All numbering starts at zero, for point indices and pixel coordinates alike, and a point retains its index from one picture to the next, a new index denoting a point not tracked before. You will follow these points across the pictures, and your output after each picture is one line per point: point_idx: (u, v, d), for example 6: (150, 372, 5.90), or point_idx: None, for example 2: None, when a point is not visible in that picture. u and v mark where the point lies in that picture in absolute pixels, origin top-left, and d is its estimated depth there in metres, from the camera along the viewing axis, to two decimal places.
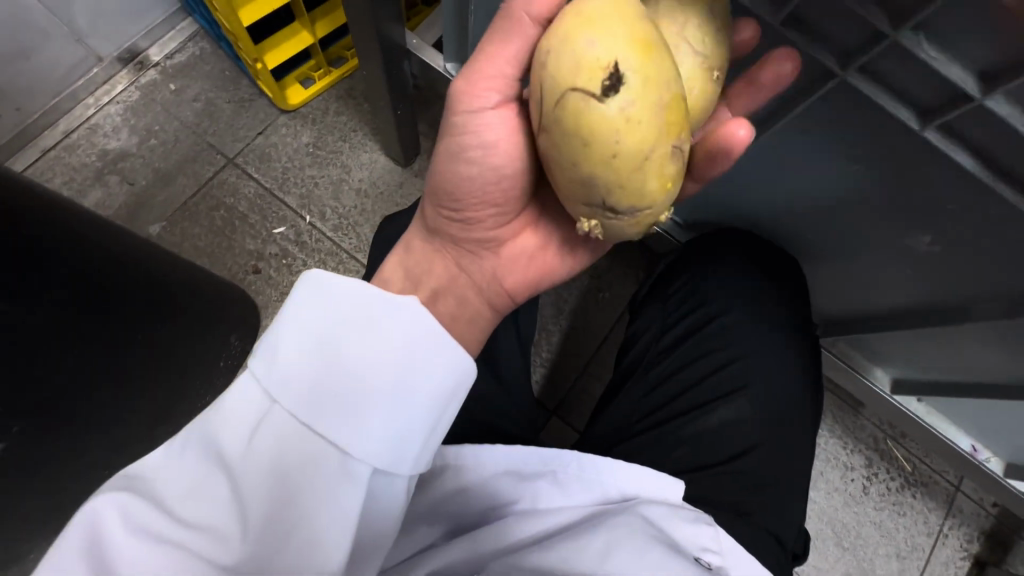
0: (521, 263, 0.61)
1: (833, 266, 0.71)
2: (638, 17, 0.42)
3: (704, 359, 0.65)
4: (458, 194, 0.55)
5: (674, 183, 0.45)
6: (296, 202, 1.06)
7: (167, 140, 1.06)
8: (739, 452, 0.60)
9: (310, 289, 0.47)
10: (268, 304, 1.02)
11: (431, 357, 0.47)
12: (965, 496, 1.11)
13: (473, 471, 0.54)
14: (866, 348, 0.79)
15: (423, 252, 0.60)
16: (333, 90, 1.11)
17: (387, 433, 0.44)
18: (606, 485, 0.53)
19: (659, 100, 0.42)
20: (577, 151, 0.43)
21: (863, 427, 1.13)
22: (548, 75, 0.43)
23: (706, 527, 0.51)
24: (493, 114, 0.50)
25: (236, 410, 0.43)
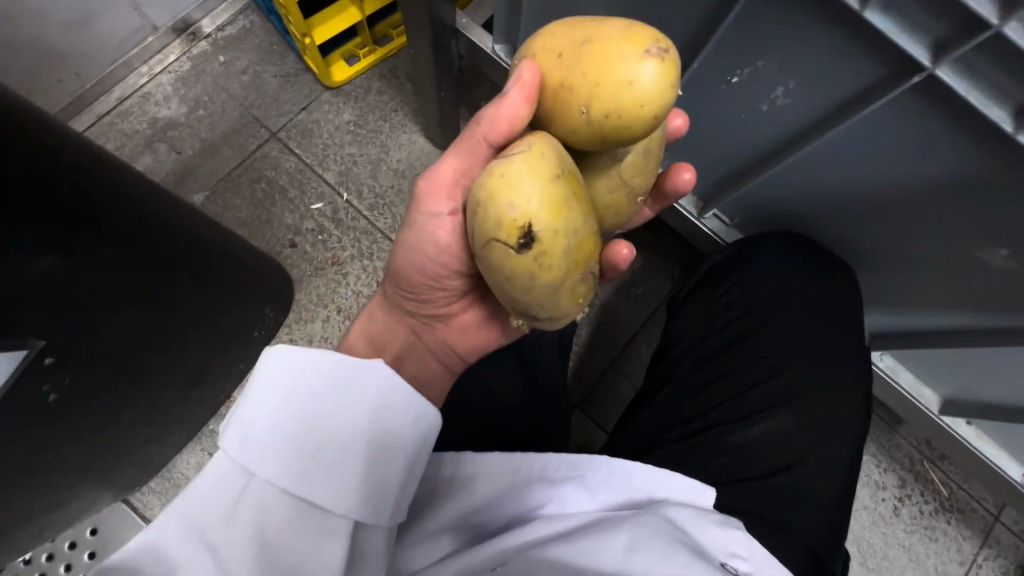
0: (469, 335, 0.65)
1: (890, 275, 0.67)
2: (554, 172, 0.45)
3: (750, 368, 0.62)
4: (413, 279, 0.59)
5: (583, 299, 0.51)
6: (334, 179, 1.07)
7: (215, 111, 1.08)
8: (781, 467, 0.58)
9: (275, 362, 0.47)
10: (302, 278, 1.03)
11: (399, 417, 0.48)
12: (1003, 527, 1.06)
13: (499, 479, 0.52)
14: (916, 364, 0.75)
15: (383, 319, 0.64)
16: (376, 69, 1.11)
17: (365, 491, 0.45)
18: (632, 489, 0.52)
19: (567, 247, 0.46)
20: (502, 283, 0.48)
21: (899, 446, 1.09)
22: (476, 221, 0.46)
23: (734, 532, 0.49)
24: (449, 219, 0.54)
25: (215, 486, 0.43)
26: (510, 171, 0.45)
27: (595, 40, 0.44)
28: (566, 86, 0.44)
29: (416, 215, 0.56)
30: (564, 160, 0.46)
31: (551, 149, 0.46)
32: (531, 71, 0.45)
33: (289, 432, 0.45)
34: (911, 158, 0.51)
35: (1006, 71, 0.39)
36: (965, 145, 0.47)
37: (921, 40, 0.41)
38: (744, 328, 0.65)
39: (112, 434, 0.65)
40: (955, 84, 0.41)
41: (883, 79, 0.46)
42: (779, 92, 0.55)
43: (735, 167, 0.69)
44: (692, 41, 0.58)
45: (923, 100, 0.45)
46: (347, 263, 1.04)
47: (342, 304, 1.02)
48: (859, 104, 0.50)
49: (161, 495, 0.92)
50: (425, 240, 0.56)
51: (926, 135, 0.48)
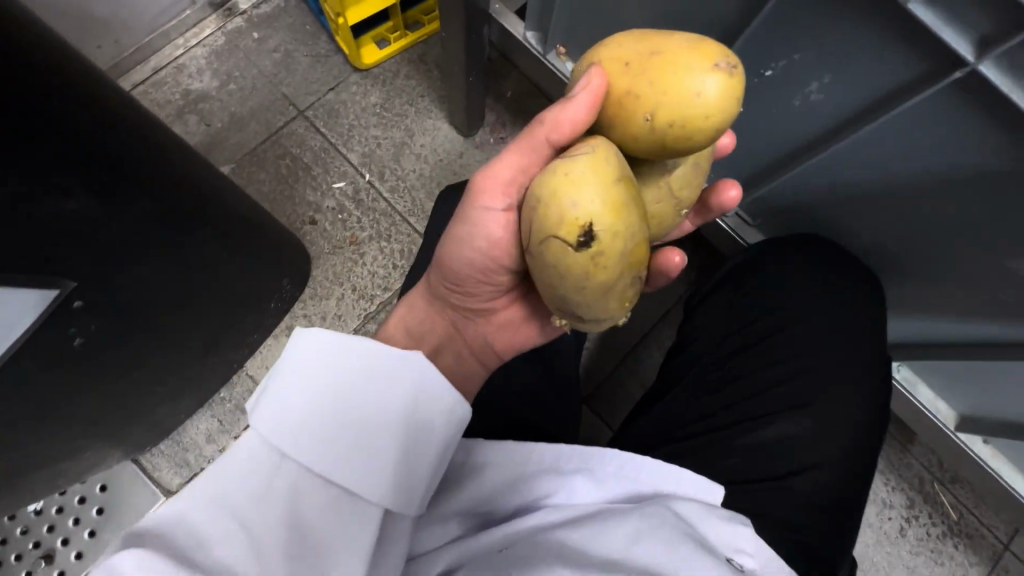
0: (507, 331, 0.65)
1: (916, 283, 0.66)
2: (616, 175, 0.45)
3: (766, 369, 0.62)
4: (460, 273, 0.59)
5: (630, 303, 0.51)
6: (357, 160, 1.08)
7: (246, 86, 1.10)
8: (791, 470, 0.57)
9: (316, 344, 0.48)
10: (319, 256, 1.04)
11: (436, 408, 0.50)
12: (1013, 556, 1.04)
13: (508, 468, 0.52)
14: (935, 378, 0.74)
15: (424, 312, 0.64)
16: (406, 54, 1.12)
17: (395, 475, 0.47)
18: (640, 484, 0.52)
19: (623, 250, 0.46)
20: (554, 279, 0.48)
21: (909, 465, 1.07)
22: (535, 218, 0.47)
23: (741, 528, 0.49)
24: (502, 215, 0.54)
25: (247, 466, 0.44)
26: (573, 171, 0.45)
27: (664, 50, 0.44)
28: (632, 93, 0.44)
29: (469, 210, 0.56)
30: (625, 166, 0.47)
31: (613, 153, 0.46)
32: (600, 79, 0.45)
33: (331, 416, 0.46)
34: (947, 158, 0.50)
35: None
36: (1003, 149, 0.46)
37: (965, 34, 0.41)
38: (763, 329, 0.64)
39: (128, 388, 0.66)
40: (998, 81, 0.40)
41: (922, 77, 0.46)
42: (813, 87, 0.54)
43: (762, 164, 0.68)
44: (727, 33, 0.57)
45: (961, 98, 0.45)
46: (365, 244, 1.05)
47: (357, 283, 1.04)
48: (894, 101, 0.49)
49: (170, 458, 0.93)
50: (477, 235, 0.55)
51: (965, 136, 0.47)
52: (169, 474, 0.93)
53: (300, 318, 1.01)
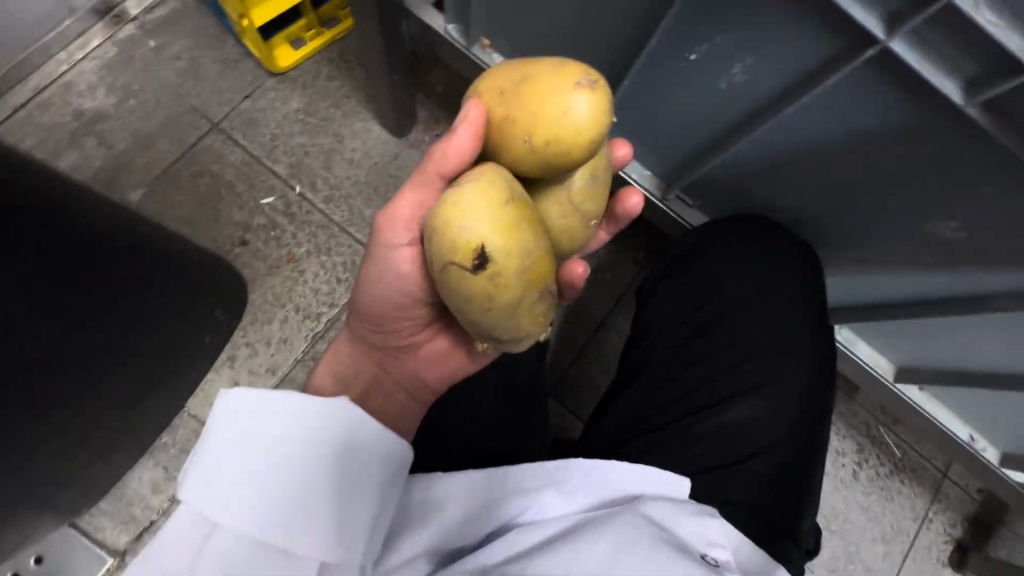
0: (437, 362, 0.63)
1: (848, 249, 0.68)
2: (504, 197, 0.45)
3: (717, 357, 0.62)
4: (377, 313, 0.58)
5: (545, 320, 0.50)
6: (285, 172, 1.01)
7: (148, 101, 1.00)
8: (751, 453, 0.58)
9: (232, 403, 0.46)
10: (255, 278, 0.98)
11: (370, 451, 0.48)
12: (951, 482, 1.14)
13: (475, 495, 0.51)
14: (871, 335, 0.78)
15: (351, 354, 0.63)
16: (324, 53, 1.05)
17: (333, 533, 0.43)
18: (608, 486, 0.53)
19: (522, 267, 0.45)
20: (464, 306, 0.47)
21: (856, 413, 1.14)
22: (432, 249, 0.46)
23: (709, 520, 0.50)
24: (408, 249, 0.53)
25: (180, 538, 0.42)
26: (460, 198, 0.45)
27: (533, 77, 0.46)
28: (508, 119, 0.46)
29: (374, 250, 0.55)
30: (515, 187, 0.47)
31: (501, 176, 0.46)
32: (477, 109, 0.47)
33: (257, 480, 0.44)
34: (868, 132, 0.52)
35: (953, 42, 0.40)
36: (919, 124, 0.48)
37: (874, 13, 0.42)
38: (711, 316, 0.65)
39: (47, 455, 0.60)
40: (910, 57, 0.42)
41: (839, 54, 0.47)
42: (736, 68, 0.54)
43: (698, 146, 0.67)
44: (646, 19, 0.56)
45: (876, 74, 0.46)
46: (304, 260, 0.99)
47: (301, 303, 0.98)
48: (814, 82, 0.49)
49: (114, 515, 0.86)
50: (384, 275, 0.55)
51: (884, 110, 0.49)
52: (114, 532, 0.86)
53: (241, 347, 0.95)
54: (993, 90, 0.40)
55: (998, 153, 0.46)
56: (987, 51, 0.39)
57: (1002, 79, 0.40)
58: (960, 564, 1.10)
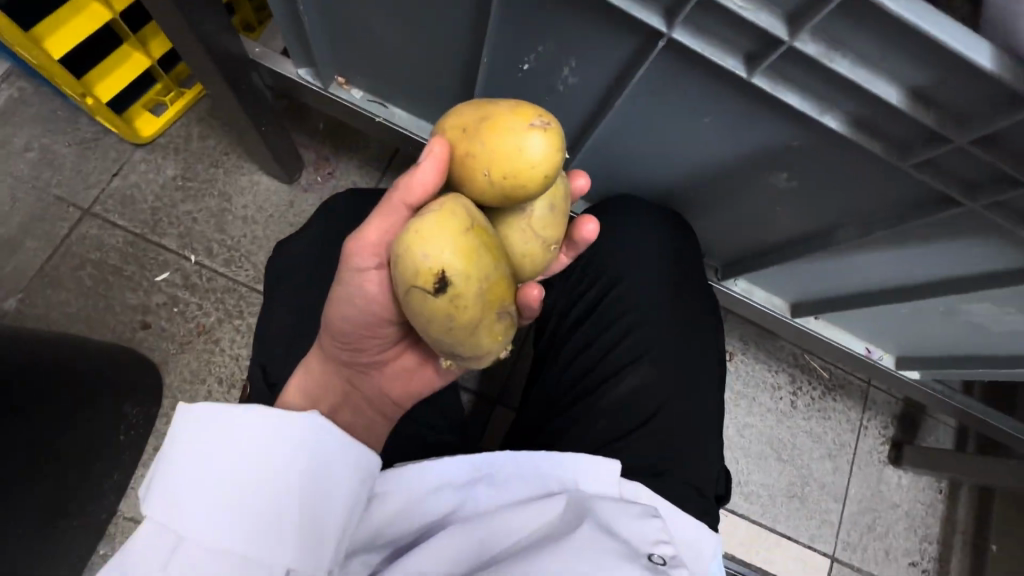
0: (404, 380, 0.62)
1: (717, 213, 0.73)
2: (465, 224, 0.45)
3: (606, 332, 0.66)
4: (347, 334, 0.55)
5: (505, 337, 0.51)
6: (175, 243, 0.97)
7: (3, 201, 0.93)
8: (646, 419, 0.62)
9: (199, 416, 0.45)
10: (167, 359, 0.93)
11: (342, 466, 0.48)
12: (876, 389, 1.24)
13: (405, 499, 0.52)
14: (762, 281, 0.84)
15: (320, 372, 0.58)
16: (190, 113, 1.01)
17: (303, 544, 0.44)
18: (547, 479, 0.54)
19: (480, 291, 0.46)
20: (428, 326, 0.47)
21: (782, 347, 1.22)
22: (396, 271, 0.46)
23: (653, 520, 0.52)
24: (376, 273, 0.51)
25: (143, 554, 0.41)
26: (424, 226, 0.44)
27: (493, 114, 0.46)
28: (470, 154, 0.46)
29: (343, 269, 0.52)
30: (475, 214, 0.46)
31: (462, 205, 0.46)
32: (441, 145, 0.46)
33: (225, 497, 0.43)
34: (694, 108, 0.56)
35: (717, 19, 0.45)
36: (728, 97, 0.52)
37: (653, 10, 0.46)
38: (598, 293, 0.69)
39: None
40: (691, 42, 0.47)
41: (643, 48, 0.51)
42: (566, 72, 0.58)
43: (566, 142, 0.70)
44: (476, 35, 0.58)
45: (679, 61, 0.50)
46: (216, 329, 0.95)
47: (222, 373, 0.93)
48: (631, 72, 0.53)
49: None
50: (353, 296, 0.53)
51: (698, 90, 0.53)
52: None
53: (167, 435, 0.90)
54: (764, 61, 0.46)
55: (795, 113, 0.51)
56: (752, 29, 0.45)
57: (768, 51, 0.45)
58: (898, 460, 1.21)
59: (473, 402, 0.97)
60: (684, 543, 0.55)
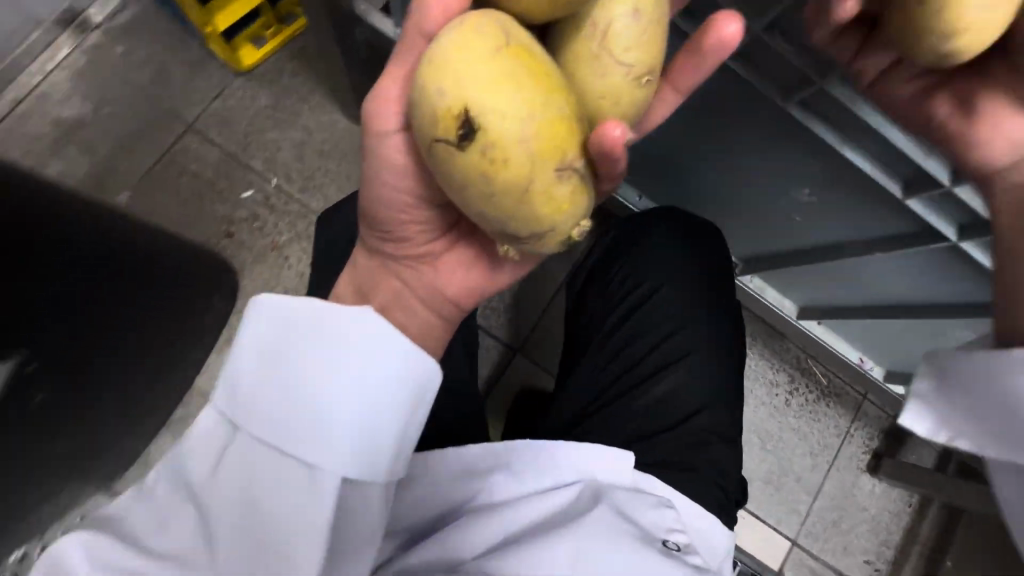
0: (458, 276, 0.63)
1: (744, 213, 0.86)
2: (494, 48, 0.44)
3: (648, 334, 0.80)
4: (382, 215, 0.58)
5: (567, 206, 0.47)
6: (260, 166, 1.10)
7: (122, 107, 1.07)
8: (689, 412, 0.77)
9: (264, 317, 0.52)
10: (244, 266, 1.07)
11: (381, 368, 0.51)
12: (871, 403, 1.32)
13: (430, 477, 0.63)
14: (775, 281, 0.94)
15: (369, 269, 0.63)
16: (285, 49, 1.11)
17: (345, 446, 0.49)
18: (562, 468, 0.63)
19: (522, 135, 0.44)
20: (463, 179, 0.46)
21: (787, 349, 1.30)
22: (417, 122, 0.46)
23: (667, 512, 0.63)
24: (396, 135, 0.53)
25: (207, 436, 0.50)
26: (437, 55, 0.44)
27: None
28: None
29: (369, 142, 0.55)
30: (507, 32, 0.45)
31: (490, 21, 0.45)
32: None
33: (280, 390, 0.49)
34: None
35: (769, 55, 0.62)
36: None
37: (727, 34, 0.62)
38: (639, 299, 0.82)
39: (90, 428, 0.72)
40: (743, 69, 0.64)
41: None
42: None
43: None
44: None
45: None
46: (287, 247, 1.08)
47: (288, 285, 1.07)
48: None
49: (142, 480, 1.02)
50: (380, 166, 0.55)
51: None
52: None
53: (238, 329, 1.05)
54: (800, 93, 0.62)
55: None
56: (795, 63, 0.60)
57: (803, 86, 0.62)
58: (875, 469, 1.30)
59: (497, 348, 1.09)
60: (694, 532, 0.67)
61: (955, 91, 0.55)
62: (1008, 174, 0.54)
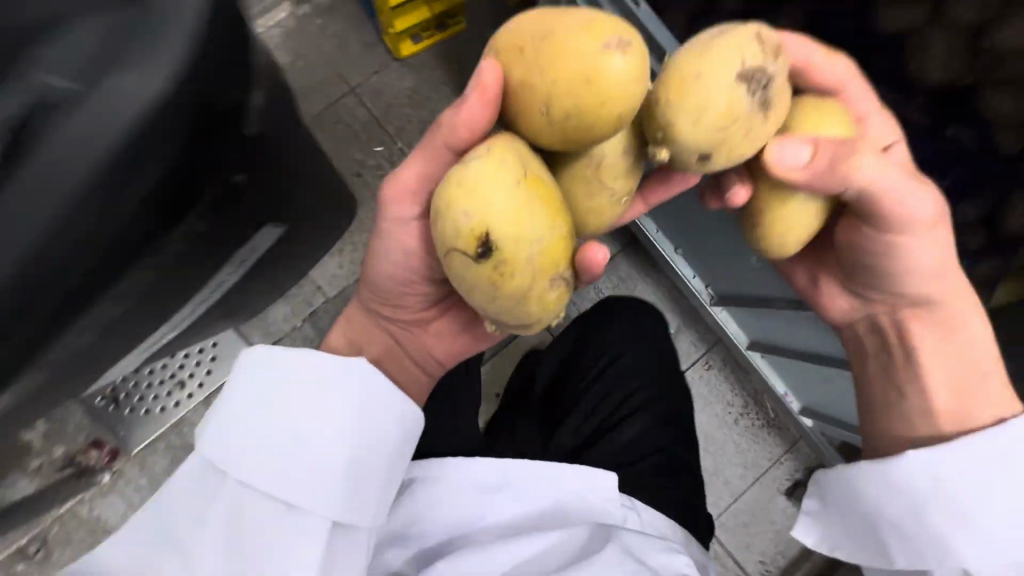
0: (444, 338, 0.93)
1: (726, 261, 1.18)
2: (509, 183, 0.61)
3: (612, 398, 1.28)
4: (387, 287, 0.84)
5: (552, 301, 0.67)
6: (393, 130, 1.46)
7: (311, 63, 1.46)
8: (644, 452, 1.19)
9: (252, 373, 0.73)
10: (363, 200, 1.45)
11: (349, 411, 0.73)
12: (805, 442, 1.60)
13: (449, 485, 0.91)
14: (737, 317, 1.26)
15: (369, 329, 0.89)
16: (433, 49, 1.48)
17: (318, 483, 0.69)
18: (551, 492, 0.95)
19: (528, 255, 0.62)
20: (477, 278, 0.63)
21: (749, 379, 1.61)
22: (442, 233, 0.63)
23: (676, 559, 0.90)
24: (413, 223, 0.76)
25: (202, 480, 0.70)
26: (466, 181, 0.61)
27: (549, 39, 0.61)
28: (526, 87, 0.62)
29: (387, 222, 0.78)
30: (519, 165, 0.62)
31: (507, 155, 0.62)
32: (490, 77, 0.63)
33: (263, 441, 0.69)
34: None
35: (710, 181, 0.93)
36: None
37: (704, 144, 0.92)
38: (608, 372, 1.31)
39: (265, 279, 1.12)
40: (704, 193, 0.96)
41: None
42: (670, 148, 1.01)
43: None
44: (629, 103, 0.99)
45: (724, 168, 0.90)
46: None
47: None
48: None
49: (260, 329, 1.46)
50: (394, 249, 0.78)
51: None
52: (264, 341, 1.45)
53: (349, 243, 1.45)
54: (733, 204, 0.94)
55: None
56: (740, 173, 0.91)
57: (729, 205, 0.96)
58: (791, 494, 1.59)
59: None
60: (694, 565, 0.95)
61: (811, 268, 0.90)
62: (847, 328, 0.89)
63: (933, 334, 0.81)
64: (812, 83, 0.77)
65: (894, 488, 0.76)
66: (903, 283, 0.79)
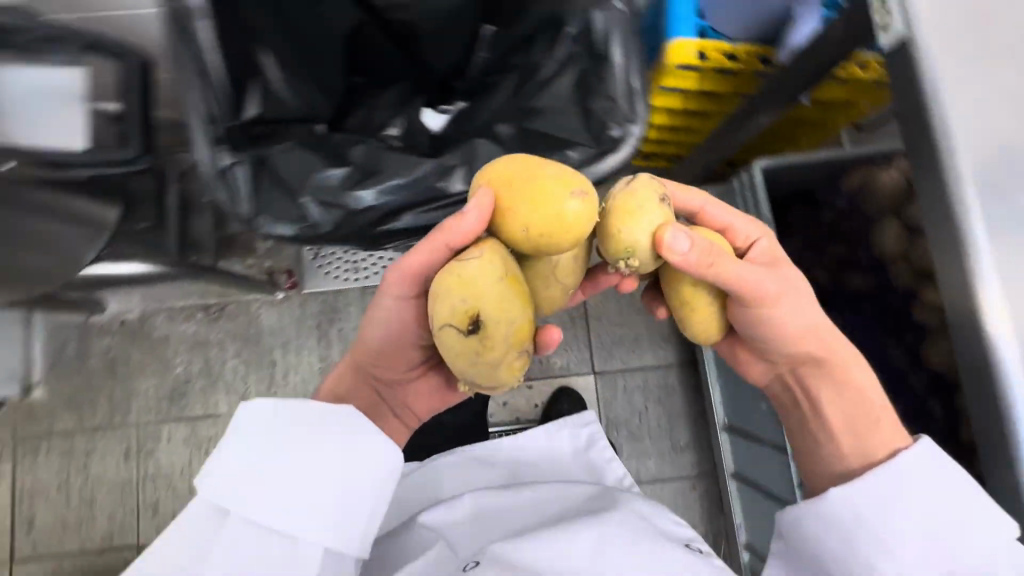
0: (426, 395, 1.11)
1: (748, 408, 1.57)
2: (498, 278, 0.74)
3: None
4: (380, 350, 1.00)
5: (519, 369, 0.80)
6: None
7: None
8: None
9: (251, 417, 0.83)
10: None
11: (342, 448, 0.84)
12: None
13: (457, 462, 1.28)
14: (735, 449, 1.65)
15: (355, 386, 1.03)
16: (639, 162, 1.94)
17: (312, 506, 0.80)
18: (536, 466, 1.28)
19: (507, 334, 0.75)
20: (463, 349, 0.76)
21: (721, 521, 1.86)
22: (439, 313, 0.76)
23: (686, 531, 1.02)
24: (411, 298, 0.92)
25: (212, 518, 0.80)
26: (463, 274, 0.75)
27: (541, 177, 0.75)
28: (512, 208, 0.75)
29: (386, 296, 0.94)
30: (505, 266, 0.76)
31: (496, 256, 0.75)
32: (488, 195, 0.76)
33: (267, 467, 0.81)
34: None
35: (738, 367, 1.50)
36: None
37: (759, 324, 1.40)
38: None
39: None
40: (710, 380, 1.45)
41: None
42: None
43: None
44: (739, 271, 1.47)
45: None
46: None
47: None
48: None
49: None
50: (390, 319, 0.96)
51: None
52: None
53: None
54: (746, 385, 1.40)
55: None
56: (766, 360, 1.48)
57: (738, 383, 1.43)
58: None
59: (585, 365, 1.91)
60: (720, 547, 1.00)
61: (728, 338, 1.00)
62: (769, 387, 1.02)
63: (830, 389, 0.92)
64: (721, 215, 0.91)
65: (835, 531, 0.85)
66: (781, 350, 0.92)
